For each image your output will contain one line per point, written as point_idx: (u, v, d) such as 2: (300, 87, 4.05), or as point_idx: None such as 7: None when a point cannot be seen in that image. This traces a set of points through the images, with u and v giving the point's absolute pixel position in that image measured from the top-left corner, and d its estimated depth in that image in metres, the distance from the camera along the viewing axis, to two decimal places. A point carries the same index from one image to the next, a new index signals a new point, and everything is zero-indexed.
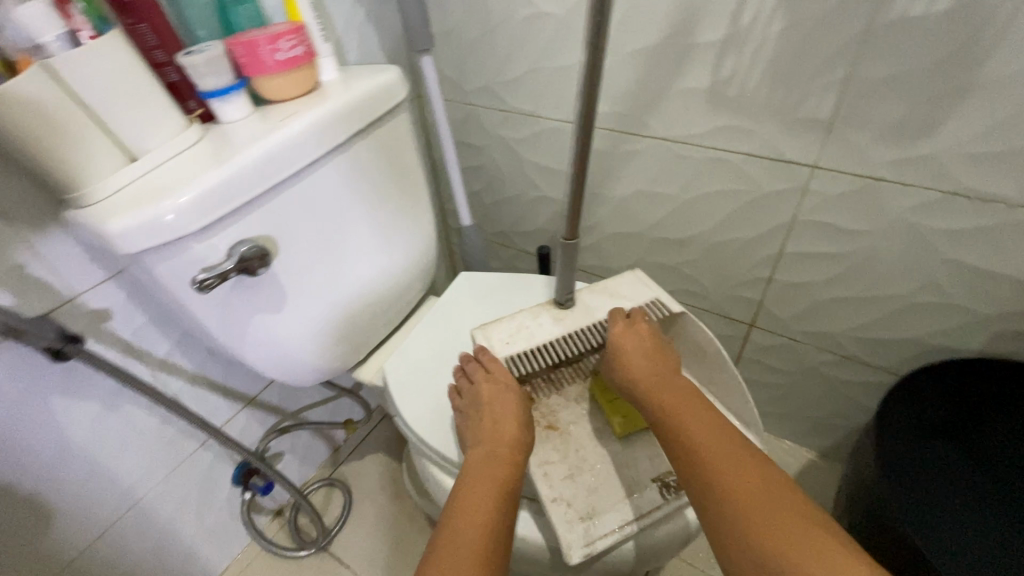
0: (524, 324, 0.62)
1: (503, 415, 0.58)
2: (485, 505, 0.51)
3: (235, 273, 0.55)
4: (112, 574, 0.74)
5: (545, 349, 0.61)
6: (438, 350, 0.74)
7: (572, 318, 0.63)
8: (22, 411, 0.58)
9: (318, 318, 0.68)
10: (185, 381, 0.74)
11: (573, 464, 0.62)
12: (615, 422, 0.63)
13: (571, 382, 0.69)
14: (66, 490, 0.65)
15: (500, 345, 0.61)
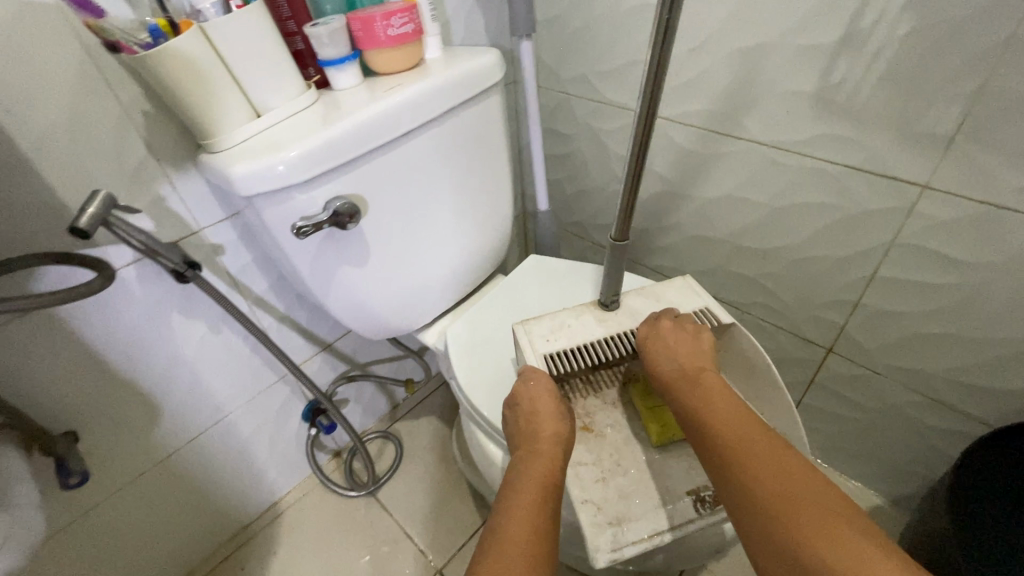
0: (567, 323, 0.64)
1: (544, 413, 0.58)
2: (528, 500, 0.50)
3: (328, 225, 0.61)
4: (197, 475, 0.86)
5: (587, 348, 0.63)
6: (498, 325, 0.77)
7: (614, 320, 0.65)
8: (148, 320, 0.68)
9: (395, 278, 0.73)
10: (276, 318, 0.83)
11: (607, 468, 0.62)
12: (653, 431, 0.64)
13: (607, 385, 0.70)
14: (172, 394, 0.76)
15: (541, 341, 0.63)
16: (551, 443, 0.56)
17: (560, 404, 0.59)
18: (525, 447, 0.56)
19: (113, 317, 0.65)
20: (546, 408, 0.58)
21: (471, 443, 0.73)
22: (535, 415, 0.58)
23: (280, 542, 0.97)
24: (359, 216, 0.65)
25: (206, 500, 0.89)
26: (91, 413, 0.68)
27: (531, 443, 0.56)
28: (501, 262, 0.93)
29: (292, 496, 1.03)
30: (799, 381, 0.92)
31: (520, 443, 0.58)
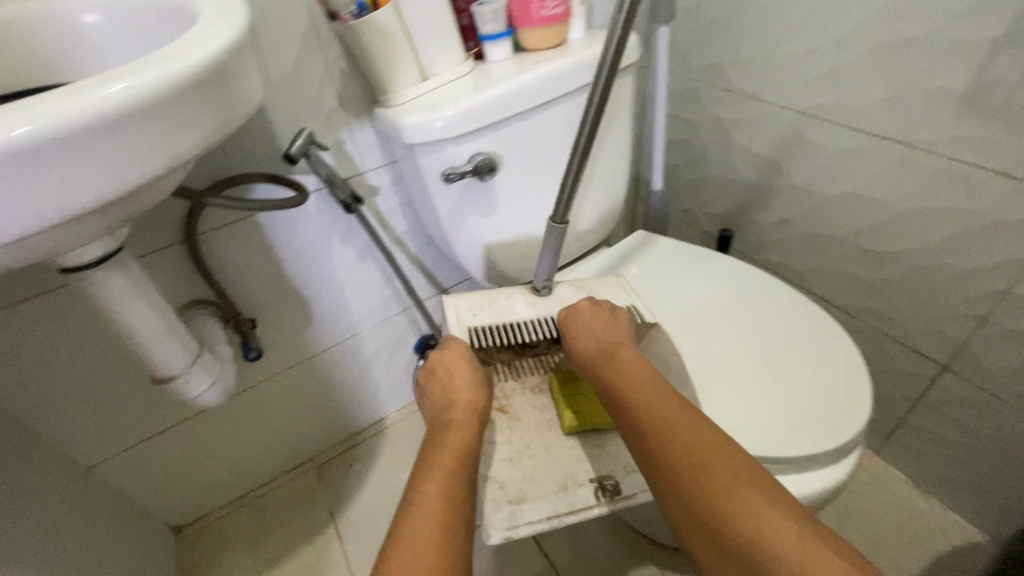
0: (495, 301, 0.72)
1: (463, 380, 0.67)
2: (446, 461, 0.57)
3: (469, 174, 0.72)
4: (329, 378, 1.03)
5: (509, 326, 0.71)
6: None
7: (544, 304, 0.72)
8: (316, 239, 0.85)
9: (515, 232, 0.83)
10: (408, 257, 0.97)
11: (516, 449, 0.69)
12: (565, 417, 0.70)
13: (530, 372, 0.80)
14: (324, 304, 0.93)
15: (467, 313, 0.70)
16: (466, 408, 0.64)
17: (477, 371, 0.68)
18: (447, 409, 0.65)
19: (295, 231, 0.82)
20: (464, 379, 0.67)
21: None
22: (456, 386, 0.66)
23: (381, 450, 1.13)
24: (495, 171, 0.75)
25: (333, 400, 1.07)
26: (266, 306, 0.86)
27: (454, 404, 0.65)
28: (608, 236, 0.99)
29: (396, 417, 1.18)
30: (905, 397, 0.88)
31: (441, 406, 0.66)
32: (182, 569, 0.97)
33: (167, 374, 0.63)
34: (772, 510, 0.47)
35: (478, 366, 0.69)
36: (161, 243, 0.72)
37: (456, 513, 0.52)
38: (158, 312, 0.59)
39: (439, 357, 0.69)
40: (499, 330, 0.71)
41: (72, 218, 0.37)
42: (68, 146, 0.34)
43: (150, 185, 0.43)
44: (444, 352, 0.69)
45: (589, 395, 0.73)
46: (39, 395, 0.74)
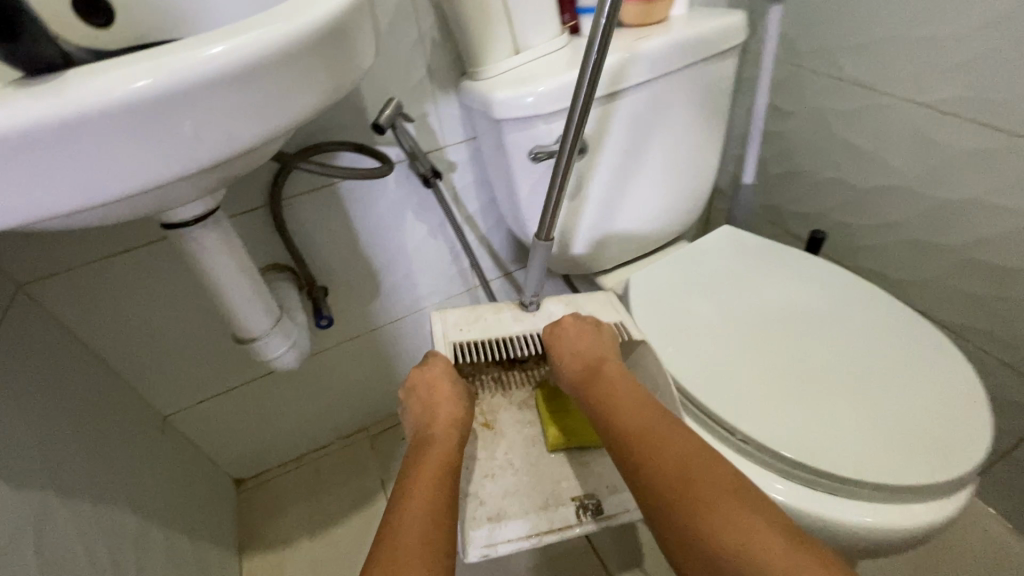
0: (482, 317, 0.71)
1: (444, 396, 0.65)
2: (424, 476, 0.55)
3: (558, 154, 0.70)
4: (390, 351, 1.03)
5: (496, 342, 0.70)
6: (682, 280, 0.79)
7: (532, 320, 0.72)
8: (390, 212, 0.84)
9: (594, 218, 0.80)
10: (477, 237, 0.94)
11: (499, 465, 0.71)
12: (550, 434, 0.72)
13: (517, 386, 0.80)
14: (392, 277, 0.93)
15: (452, 329, 0.69)
16: (446, 421, 0.63)
17: (459, 386, 0.66)
18: (428, 426, 0.63)
19: (372, 203, 0.82)
20: (446, 391, 0.65)
21: None
22: (438, 397, 0.65)
23: None
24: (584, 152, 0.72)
25: (390, 374, 1.07)
26: (337, 275, 0.87)
27: (435, 421, 0.63)
28: (686, 230, 0.94)
29: None
30: (1011, 430, 0.80)
31: (423, 424, 0.63)
32: (242, 521, 1.01)
33: (250, 335, 0.64)
34: (775, 542, 0.44)
35: (461, 381, 0.68)
36: (246, 206, 0.73)
37: (435, 521, 0.50)
38: (246, 274, 0.60)
39: (419, 372, 0.67)
40: (482, 346, 0.70)
41: (191, 172, 0.37)
42: (185, 100, 0.33)
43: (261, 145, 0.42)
44: (425, 365, 0.68)
45: (573, 410, 0.74)
46: (128, 344, 0.77)
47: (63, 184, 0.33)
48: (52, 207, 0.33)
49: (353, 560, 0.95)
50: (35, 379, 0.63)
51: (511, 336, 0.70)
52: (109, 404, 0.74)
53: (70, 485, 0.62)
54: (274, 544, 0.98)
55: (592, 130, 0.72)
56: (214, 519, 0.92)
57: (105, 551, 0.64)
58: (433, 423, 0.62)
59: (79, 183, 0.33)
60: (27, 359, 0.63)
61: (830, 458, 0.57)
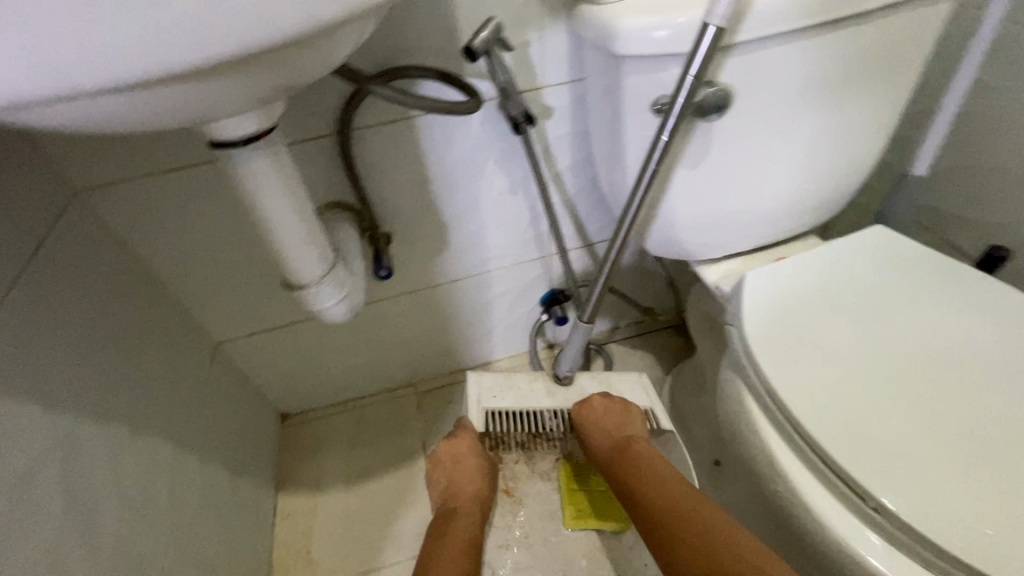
0: (517, 386, 0.77)
1: (470, 471, 0.73)
2: (449, 556, 0.64)
3: (692, 109, 0.56)
4: (449, 312, 0.95)
5: (528, 411, 0.77)
6: (815, 288, 0.63)
7: (563, 395, 0.78)
8: (469, 157, 0.73)
9: (713, 196, 0.65)
10: (562, 200, 0.82)
11: (517, 536, 0.74)
12: (568, 512, 0.76)
13: (542, 457, 0.80)
14: (462, 233, 0.83)
15: (487, 397, 0.76)
16: (471, 499, 0.72)
17: (483, 460, 0.75)
18: (454, 497, 0.72)
19: (451, 144, 0.71)
20: (469, 469, 0.73)
21: (724, 392, 0.64)
22: (462, 475, 0.73)
23: None
24: (723, 111, 0.58)
25: (446, 335, 1.00)
26: (402, 222, 0.78)
27: (460, 494, 0.72)
28: (820, 223, 0.77)
29: (504, 363, 1.09)
30: None
31: (449, 494, 0.72)
32: (282, 457, 0.99)
33: (298, 281, 0.57)
34: None
35: (484, 453, 0.75)
36: (314, 132, 0.65)
37: None
38: (302, 214, 0.52)
39: (445, 445, 0.75)
40: (515, 415, 0.76)
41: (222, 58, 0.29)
42: None
43: (318, 41, 0.33)
44: (449, 442, 0.75)
45: (592, 488, 0.78)
46: (186, 269, 0.73)
47: (63, 49, 0.26)
48: (54, 80, 0.26)
49: (383, 520, 0.91)
50: (84, 296, 0.59)
51: (542, 409, 0.77)
52: (160, 331, 0.71)
53: (108, 410, 0.59)
54: (310, 487, 0.96)
55: (737, 84, 0.57)
56: (256, 452, 0.91)
57: (136, 479, 0.61)
58: (457, 495, 0.71)
59: (82, 49, 0.26)
60: (76, 273, 0.59)
61: (990, 555, 0.44)
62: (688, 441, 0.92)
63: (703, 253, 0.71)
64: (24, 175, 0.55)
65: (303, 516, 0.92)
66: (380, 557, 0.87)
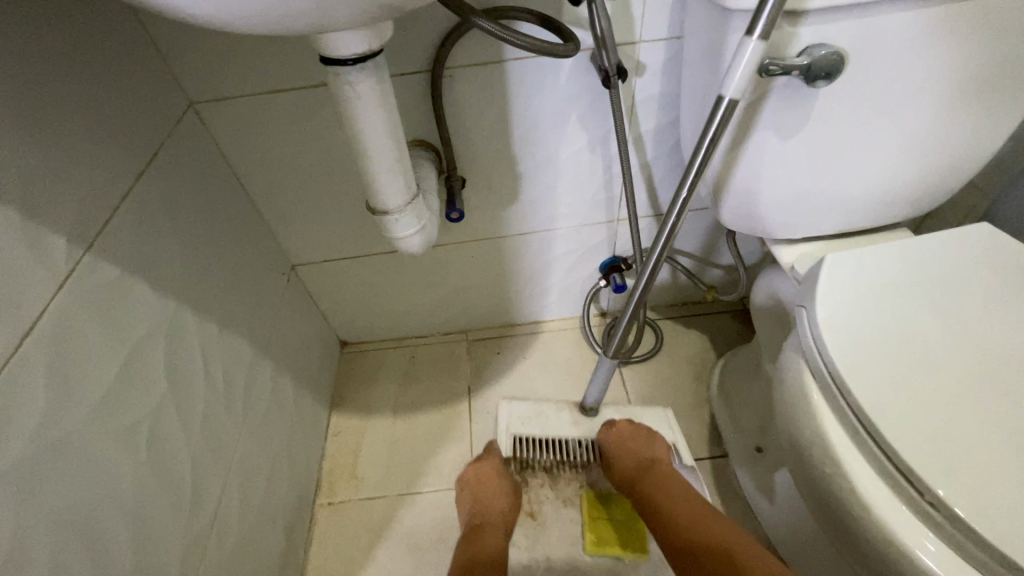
0: (543, 416, 0.87)
1: (494, 490, 0.78)
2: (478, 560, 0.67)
3: (798, 73, 0.52)
4: (509, 266, 0.97)
5: (552, 439, 0.85)
6: (909, 283, 0.60)
7: (587, 424, 0.86)
8: (553, 110, 0.73)
9: (802, 170, 0.62)
10: (639, 164, 0.80)
11: (536, 557, 0.79)
12: (588, 538, 0.79)
13: (565, 482, 0.85)
14: (534, 187, 0.83)
15: (516, 423, 0.86)
16: (497, 512, 0.76)
17: (506, 482, 0.80)
18: (480, 513, 0.75)
19: (537, 94, 0.72)
20: (495, 488, 0.78)
21: (784, 372, 0.63)
22: (489, 493, 0.78)
23: (531, 352, 1.08)
24: (836, 74, 0.54)
25: (503, 289, 1.02)
26: (478, 168, 0.79)
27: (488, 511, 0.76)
28: (916, 215, 0.72)
29: (556, 325, 1.11)
30: None
31: (475, 512, 0.76)
32: (337, 380, 1.06)
33: (383, 207, 0.60)
34: None
35: (508, 475, 0.81)
36: (408, 67, 0.67)
37: None
38: (394, 141, 0.55)
39: (470, 466, 0.81)
40: (539, 441, 0.86)
41: None
42: None
43: None
44: (474, 464, 0.81)
45: (614, 519, 0.81)
46: (275, 189, 0.79)
47: None
48: None
49: (425, 452, 0.96)
50: (194, 199, 0.66)
51: (565, 437, 0.85)
52: (249, 244, 0.77)
53: (203, 305, 0.65)
54: (361, 411, 1.02)
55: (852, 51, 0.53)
56: (315, 371, 0.98)
57: (221, 371, 0.68)
58: (485, 510, 0.75)
59: None
60: (187, 178, 0.65)
61: None
62: (733, 425, 0.91)
63: (782, 233, 0.69)
64: (149, 80, 0.61)
65: (350, 437, 0.99)
66: (419, 484, 0.92)
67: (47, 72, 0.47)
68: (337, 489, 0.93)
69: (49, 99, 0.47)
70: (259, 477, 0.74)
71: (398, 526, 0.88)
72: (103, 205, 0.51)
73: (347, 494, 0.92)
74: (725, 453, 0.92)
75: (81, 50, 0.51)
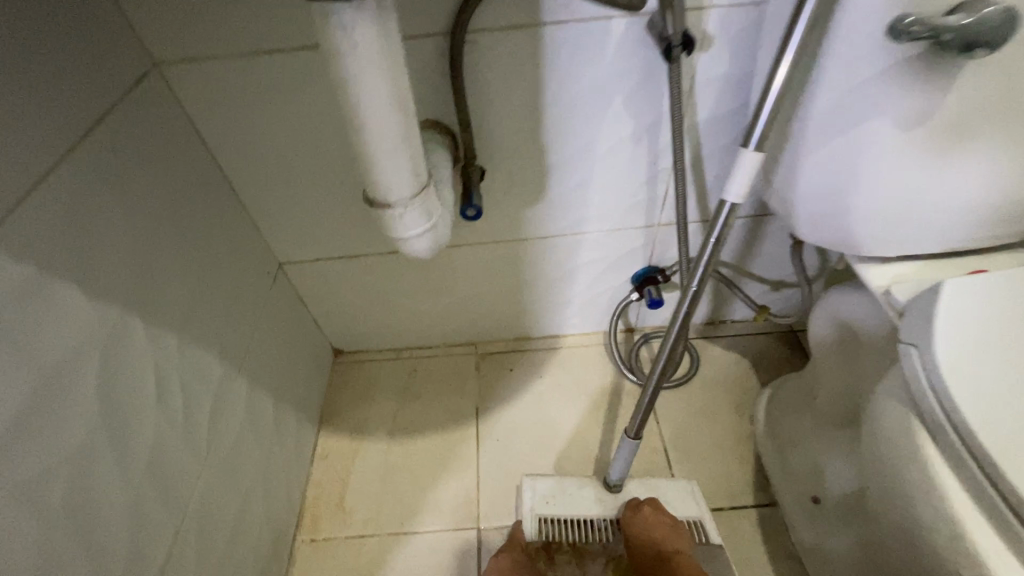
0: (566, 489, 0.77)
1: None
2: None
3: (950, 36, 0.38)
4: (529, 273, 0.85)
5: (576, 520, 0.74)
6: None
7: (610, 501, 0.75)
8: (594, 90, 0.61)
9: (919, 173, 0.49)
10: (692, 160, 0.68)
11: None
12: None
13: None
14: (565, 183, 0.71)
15: (540, 502, 0.76)
16: None
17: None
18: None
19: (577, 70, 0.59)
20: None
21: (884, 427, 0.50)
22: None
23: (547, 370, 0.95)
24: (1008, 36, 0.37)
25: (518, 298, 0.90)
26: (501, 157, 0.67)
27: None
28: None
29: (577, 340, 0.98)
30: None
31: None
32: (329, 394, 0.94)
33: (384, 200, 0.47)
34: None
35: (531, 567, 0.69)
36: (423, 28, 0.54)
37: None
38: (400, 112, 0.42)
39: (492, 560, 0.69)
40: (567, 522, 0.74)
41: None
42: None
43: None
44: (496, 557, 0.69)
45: None
46: (258, 173, 0.66)
47: None
48: None
49: (422, 483, 0.84)
50: (154, 182, 0.53)
51: (590, 518, 0.74)
52: (226, 239, 0.65)
53: (159, 312, 0.53)
54: (353, 431, 0.90)
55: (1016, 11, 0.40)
56: (303, 386, 0.85)
57: (180, 393, 0.55)
58: None
59: None
60: (144, 156, 0.53)
61: None
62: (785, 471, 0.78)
63: (875, 248, 0.55)
64: (102, 33, 0.49)
65: (339, 461, 0.87)
66: (416, 522, 0.80)
67: None
68: (320, 523, 0.81)
69: None
70: (226, 517, 0.62)
71: (390, 571, 0.76)
72: (16, 180, 0.39)
73: (333, 530, 0.80)
74: (773, 501, 0.79)
75: None
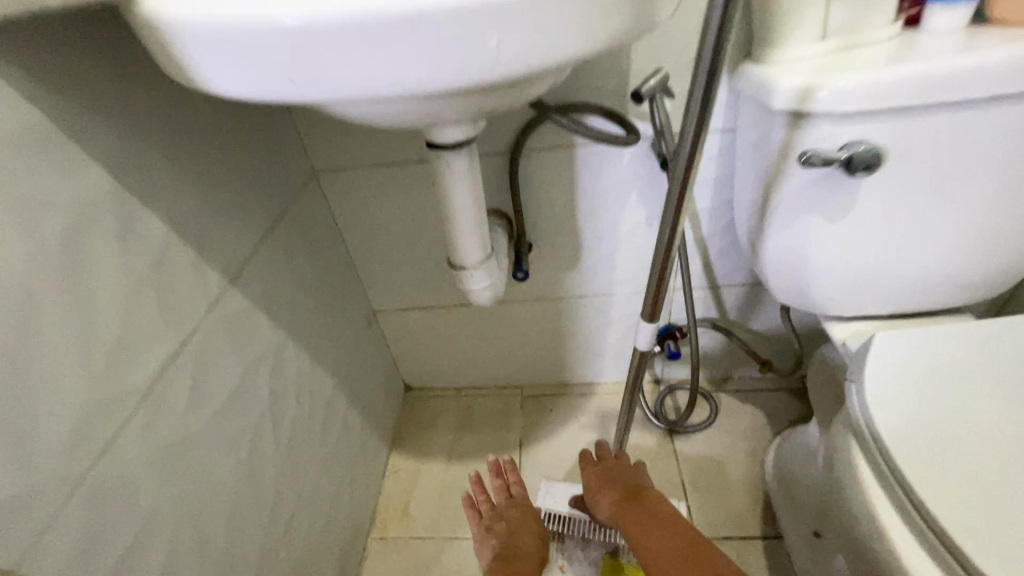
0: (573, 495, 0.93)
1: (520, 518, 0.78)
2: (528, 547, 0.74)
3: (840, 162, 0.57)
4: (568, 325, 1.03)
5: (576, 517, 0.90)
6: (970, 368, 0.59)
7: None
8: (614, 187, 0.82)
9: (865, 256, 0.64)
10: (695, 238, 0.87)
11: None
12: None
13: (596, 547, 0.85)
14: (595, 255, 0.91)
15: (549, 499, 0.93)
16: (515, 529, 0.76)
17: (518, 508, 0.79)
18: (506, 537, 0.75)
19: (601, 174, 0.81)
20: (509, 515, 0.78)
21: (833, 443, 0.63)
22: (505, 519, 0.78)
23: (582, 412, 1.11)
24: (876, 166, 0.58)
25: (559, 347, 1.08)
26: (546, 235, 0.89)
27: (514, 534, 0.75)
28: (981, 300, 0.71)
29: (610, 387, 1.14)
30: None
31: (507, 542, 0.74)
32: (400, 422, 1.14)
33: (461, 262, 0.69)
34: None
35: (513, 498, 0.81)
36: (493, 149, 0.79)
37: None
38: (476, 206, 0.65)
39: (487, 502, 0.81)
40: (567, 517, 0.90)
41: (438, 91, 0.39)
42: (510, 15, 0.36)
43: (515, 87, 0.45)
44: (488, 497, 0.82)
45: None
46: (369, 245, 0.92)
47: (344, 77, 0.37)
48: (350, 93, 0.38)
49: None
50: (307, 249, 0.79)
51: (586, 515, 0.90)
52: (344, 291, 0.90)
53: (303, 336, 0.76)
54: (417, 453, 1.08)
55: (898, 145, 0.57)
56: (382, 410, 1.06)
57: (307, 398, 0.77)
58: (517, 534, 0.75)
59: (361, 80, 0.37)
60: (304, 232, 0.78)
61: None
62: (789, 506, 0.88)
63: (831, 309, 0.70)
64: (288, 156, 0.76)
65: (404, 476, 1.05)
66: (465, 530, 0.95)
67: (216, 148, 0.61)
68: (388, 525, 0.98)
69: (220, 168, 0.61)
70: (325, 500, 0.82)
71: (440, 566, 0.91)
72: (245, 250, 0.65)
73: (398, 531, 0.97)
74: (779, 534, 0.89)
75: (245, 135, 0.66)
